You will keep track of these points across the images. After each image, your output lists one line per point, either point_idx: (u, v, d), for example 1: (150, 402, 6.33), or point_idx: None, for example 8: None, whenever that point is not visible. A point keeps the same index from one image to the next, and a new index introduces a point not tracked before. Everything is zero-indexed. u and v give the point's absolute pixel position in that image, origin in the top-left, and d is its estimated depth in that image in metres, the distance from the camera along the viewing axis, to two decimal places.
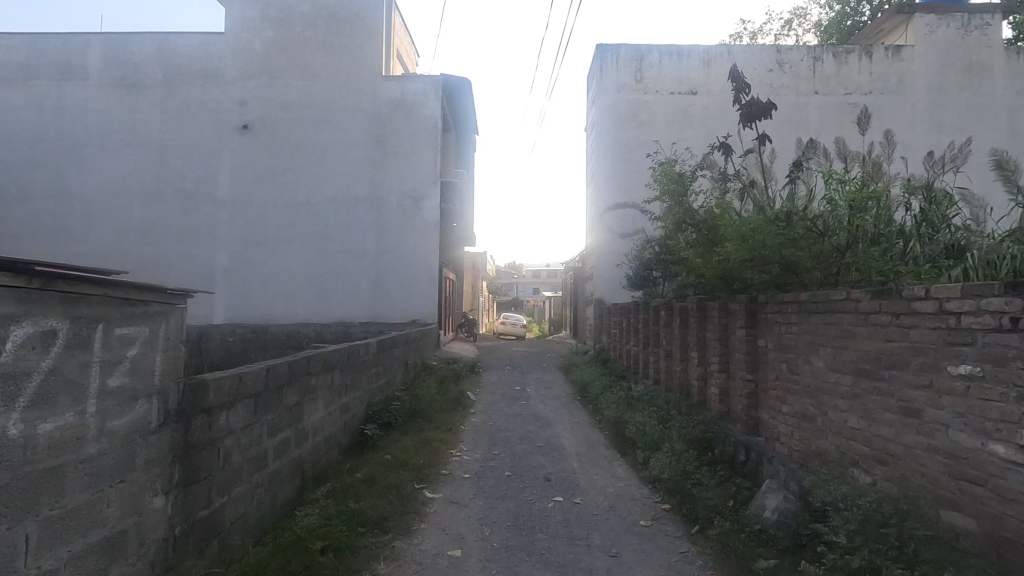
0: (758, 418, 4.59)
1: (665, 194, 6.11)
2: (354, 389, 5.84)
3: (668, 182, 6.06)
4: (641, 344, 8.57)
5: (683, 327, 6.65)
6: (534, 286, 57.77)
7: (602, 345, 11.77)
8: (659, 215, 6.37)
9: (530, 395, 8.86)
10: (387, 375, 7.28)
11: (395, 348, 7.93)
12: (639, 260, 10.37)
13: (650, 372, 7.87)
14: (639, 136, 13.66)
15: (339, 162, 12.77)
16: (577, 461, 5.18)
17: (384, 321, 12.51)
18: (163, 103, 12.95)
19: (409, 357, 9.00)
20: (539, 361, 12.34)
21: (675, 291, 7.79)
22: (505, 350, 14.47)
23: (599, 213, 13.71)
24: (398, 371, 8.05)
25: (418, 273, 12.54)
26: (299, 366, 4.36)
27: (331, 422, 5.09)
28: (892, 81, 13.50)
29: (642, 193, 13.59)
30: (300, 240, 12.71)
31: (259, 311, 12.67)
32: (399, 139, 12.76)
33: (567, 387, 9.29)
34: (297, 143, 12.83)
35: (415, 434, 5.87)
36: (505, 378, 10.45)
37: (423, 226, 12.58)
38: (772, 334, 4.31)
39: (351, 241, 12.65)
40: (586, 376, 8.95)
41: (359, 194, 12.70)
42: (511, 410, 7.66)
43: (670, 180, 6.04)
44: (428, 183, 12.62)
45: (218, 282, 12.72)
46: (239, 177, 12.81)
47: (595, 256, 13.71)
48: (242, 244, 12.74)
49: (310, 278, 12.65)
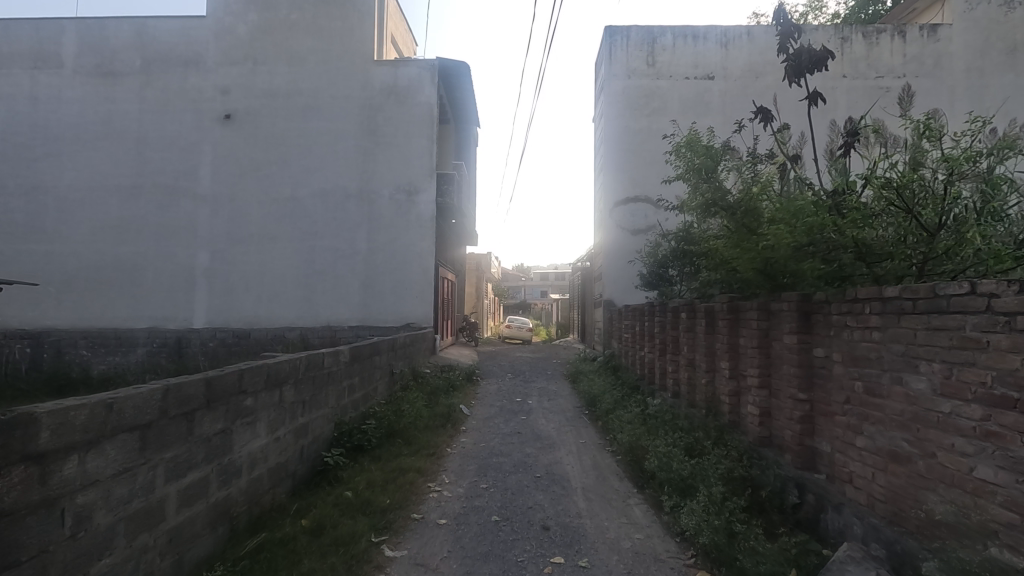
0: (818, 449, 3.57)
1: (690, 171, 5.04)
2: (317, 407, 4.88)
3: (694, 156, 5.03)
4: (657, 352, 7.54)
5: (710, 333, 5.65)
6: (541, 288, 56.96)
7: (612, 352, 10.76)
8: (682, 197, 5.30)
9: (532, 408, 7.87)
10: (364, 387, 6.32)
11: (377, 355, 6.98)
12: (654, 257, 9.35)
13: (669, 384, 6.87)
14: (652, 124, 12.65)
15: (328, 153, 11.86)
16: (583, 500, 4.18)
17: (376, 325, 11.57)
18: (141, 92, 12.11)
19: (396, 365, 8.03)
20: (543, 369, 11.35)
21: (697, 291, 6.78)
22: (507, 356, 13.47)
23: (609, 207, 12.71)
24: (381, 382, 7.09)
25: (413, 273, 11.60)
26: (225, 384, 3.39)
27: (280, 450, 4.14)
28: (928, 64, 12.43)
29: (656, 186, 12.58)
30: (286, 237, 11.80)
31: (241, 314, 11.76)
32: (392, 128, 11.84)
33: (573, 399, 8.28)
34: (282, 133, 11.94)
35: (389, 461, 4.90)
36: (505, 388, 9.47)
37: (418, 221, 11.64)
38: (838, 342, 3.28)
39: (341, 238, 11.72)
40: (595, 386, 7.94)
41: (349, 187, 11.78)
42: (509, 427, 6.67)
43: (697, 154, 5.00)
44: (424, 176, 11.72)
45: (199, 283, 11.85)
46: (221, 170, 11.95)
47: (604, 254, 12.71)
48: (225, 242, 11.87)
49: (296, 279, 11.73)
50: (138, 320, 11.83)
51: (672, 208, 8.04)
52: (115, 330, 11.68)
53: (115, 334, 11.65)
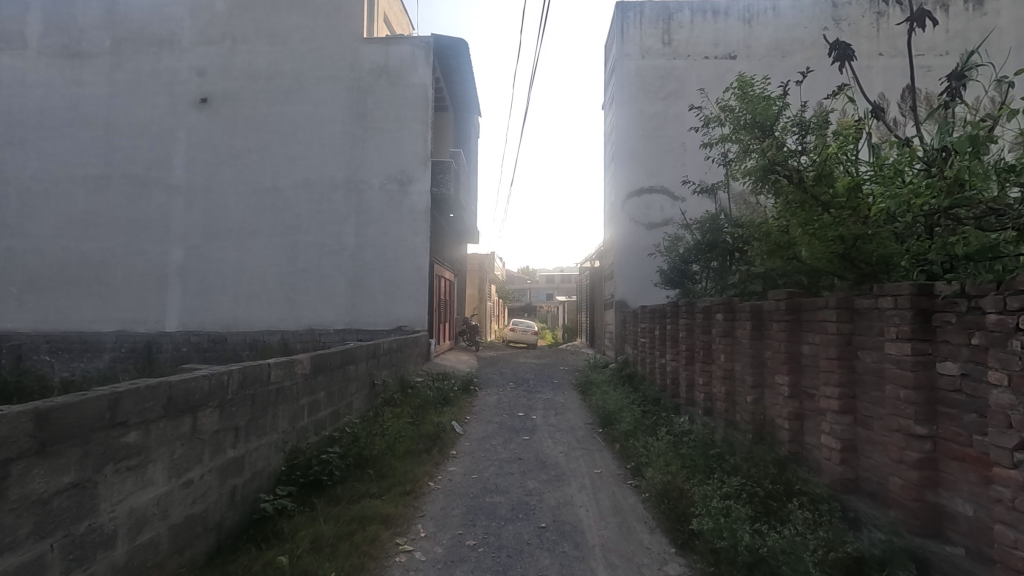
0: (953, 511, 2.47)
1: (743, 126, 3.87)
2: (261, 433, 3.84)
3: (748, 109, 3.87)
4: (683, 360, 6.42)
5: (756, 339, 4.54)
6: (547, 292, 55.98)
7: (626, 359, 9.67)
8: (730, 162, 4.13)
9: (538, 425, 6.76)
10: (334, 404, 5.26)
11: (353, 362, 5.91)
12: (673, 253, 8.25)
13: (701, 398, 5.76)
14: (668, 108, 11.56)
15: (313, 140, 10.82)
16: (606, 570, 3.07)
17: (365, 329, 10.51)
18: (111, 75, 11.12)
19: (379, 376, 6.94)
20: (548, 376, 10.27)
21: (734, 287, 5.68)
22: (510, 362, 12.37)
23: (622, 199, 11.63)
24: (358, 394, 6.03)
25: (405, 272, 10.54)
26: (82, 414, 2.31)
27: (193, 498, 3.06)
28: (974, 40, 11.28)
29: (673, 176, 11.49)
30: (267, 232, 10.75)
31: (218, 317, 10.72)
32: (384, 112, 10.79)
33: (584, 415, 7.15)
34: (263, 119, 10.91)
35: (350, 503, 3.82)
36: (507, 400, 8.35)
37: (411, 215, 10.58)
38: (999, 356, 2.17)
39: (326, 233, 10.67)
40: (609, 399, 6.82)
41: (336, 177, 10.75)
42: (509, 451, 5.56)
43: (752, 107, 3.84)
44: (417, 165, 10.66)
45: (172, 283, 10.82)
46: (197, 159, 10.93)
47: (616, 251, 11.62)
48: (200, 237, 10.83)
49: (277, 278, 10.69)
50: (105, 322, 10.80)
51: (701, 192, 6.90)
52: (80, 334, 10.65)
53: (79, 338, 10.61)
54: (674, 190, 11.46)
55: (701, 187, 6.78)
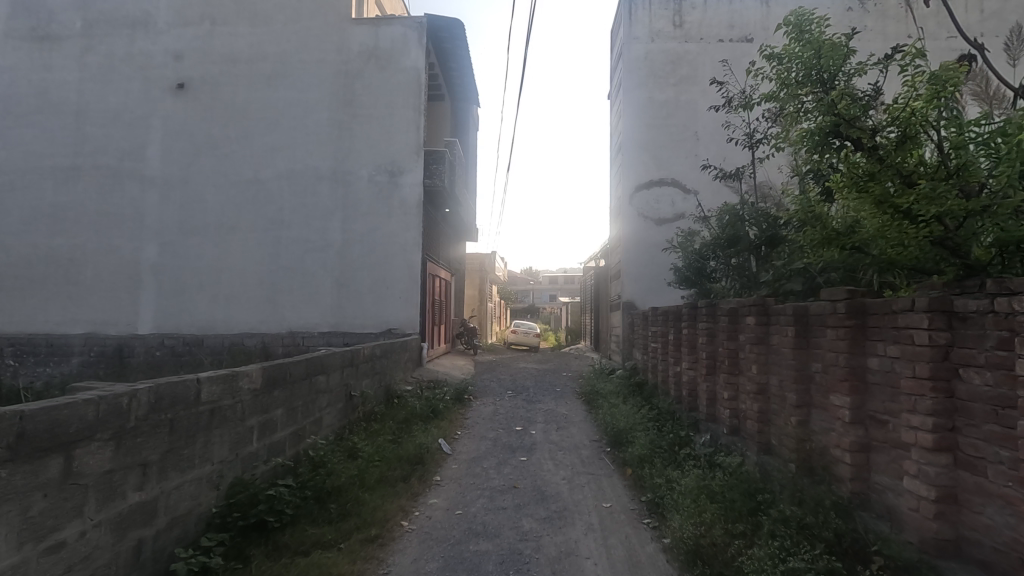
0: None
1: (800, 78, 3.06)
2: (187, 468, 3.06)
3: (807, 55, 3.04)
4: (703, 370, 5.63)
5: (801, 349, 3.74)
6: (551, 293, 55.10)
7: (636, 366, 8.87)
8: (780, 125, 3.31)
9: (538, 443, 5.94)
10: (296, 422, 4.48)
11: (323, 372, 5.13)
12: (689, 249, 7.41)
13: (727, 414, 4.96)
14: (680, 95, 10.76)
15: (298, 128, 10.06)
16: None
17: (352, 332, 9.73)
18: (82, 59, 10.38)
19: (358, 386, 6.14)
20: (550, 384, 9.47)
21: (768, 285, 4.88)
22: (509, 367, 11.59)
23: (630, 192, 10.80)
24: (330, 409, 5.25)
25: (396, 270, 9.77)
26: None
27: (67, 566, 2.27)
28: (1011, 21, 10.42)
29: (685, 167, 10.69)
30: (248, 228, 9.99)
31: (195, 319, 9.95)
32: (373, 98, 10.02)
33: (589, 430, 6.33)
34: (244, 105, 10.14)
35: (297, 557, 3.04)
36: (503, 411, 7.54)
37: (402, 209, 9.81)
38: None
39: (311, 228, 9.91)
40: (618, 413, 6.02)
41: (322, 168, 9.98)
42: (503, 478, 4.75)
43: (811, 52, 3.01)
44: (409, 154, 9.90)
45: (146, 282, 10.06)
46: (173, 149, 10.17)
47: (623, 249, 10.82)
48: (176, 233, 10.06)
49: (258, 277, 9.93)
50: (74, 324, 10.04)
51: (725, 178, 5.96)
52: (47, 336, 9.89)
53: (46, 341, 9.86)
54: (686, 183, 10.66)
55: (726, 172, 5.90)
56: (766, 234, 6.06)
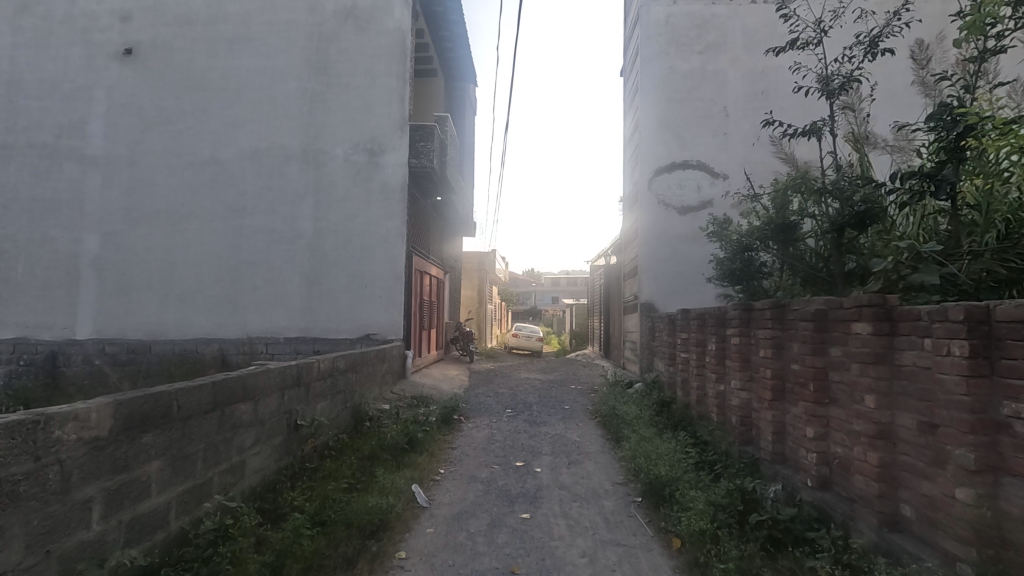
0: None
1: None
2: None
3: None
4: (767, 396, 4.19)
5: (977, 378, 2.29)
6: (552, 296, 53.82)
7: (660, 380, 7.43)
8: None
9: (544, 490, 4.46)
10: (191, 477, 3.04)
11: (251, 397, 3.71)
12: (731, 236, 5.92)
13: (815, 460, 3.51)
14: (707, 64, 9.34)
15: (263, 101, 8.64)
16: None
17: (324, 338, 8.31)
18: (14, 21, 8.94)
19: (310, 411, 4.69)
20: (557, 399, 8.04)
21: (886, 280, 3.34)
22: (509, 377, 10.15)
23: (651, 175, 9.31)
24: (260, 449, 3.81)
25: (375, 265, 8.35)
26: None
27: None
28: None
29: (712, 149, 9.27)
30: (206, 216, 8.58)
31: (142, 323, 8.50)
32: (350, 64, 8.61)
33: (610, 470, 4.88)
34: (202, 73, 8.73)
35: None
36: (501, 438, 6.06)
37: (383, 193, 8.41)
38: None
39: (277, 217, 8.49)
40: (650, 449, 4.58)
41: (290, 146, 8.58)
42: (496, 555, 3.31)
43: None
44: (392, 130, 8.51)
45: (85, 279, 8.62)
46: (118, 125, 8.75)
47: (640, 242, 9.37)
48: (121, 222, 8.63)
49: (216, 274, 8.50)
50: (1, 328, 8.60)
51: (797, 135, 4.37)
52: None
53: None
54: (714, 166, 9.24)
55: (797, 128, 4.39)
56: (853, 213, 4.26)
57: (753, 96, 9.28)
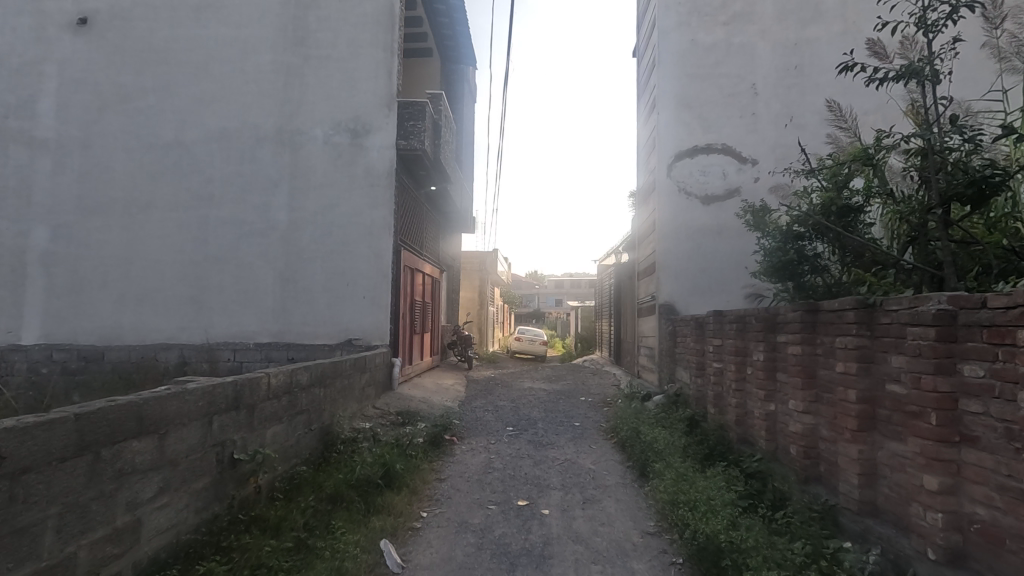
0: None
1: None
2: None
3: None
4: (851, 427, 3.15)
5: None
6: (556, 298, 52.84)
7: (687, 394, 6.40)
8: None
9: (554, 545, 3.43)
10: (31, 560, 2.03)
11: (155, 430, 2.70)
12: (781, 223, 4.88)
13: (941, 525, 2.48)
14: (733, 37, 8.33)
15: (233, 75, 7.66)
16: None
17: (300, 344, 7.31)
18: None
19: (254, 441, 3.65)
20: (566, 414, 7.02)
21: None
22: (511, 386, 9.15)
23: (672, 160, 8.27)
24: (168, 501, 2.79)
25: (358, 261, 7.35)
26: None
27: None
28: None
29: (740, 130, 8.25)
30: (168, 205, 7.59)
31: (95, 327, 7.51)
32: (331, 34, 7.62)
33: (638, 514, 3.85)
34: (165, 44, 7.75)
35: None
36: (500, 465, 5.05)
37: (368, 180, 7.42)
38: None
39: (248, 206, 7.51)
40: (692, 492, 3.55)
41: (264, 127, 7.59)
42: None
43: None
44: (378, 108, 7.52)
45: (32, 276, 7.63)
46: (72, 103, 7.77)
47: (657, 236, 8.34)
48: (74, 213, 7.65)
49: (179, 271, 7.50)
50: None
51: (892, 79, 3.30)
52: None
53: None
54: (742, 150, 8.22)
55: (889, 71, 3.33)
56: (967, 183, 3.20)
57: (785, 71, 8.24)
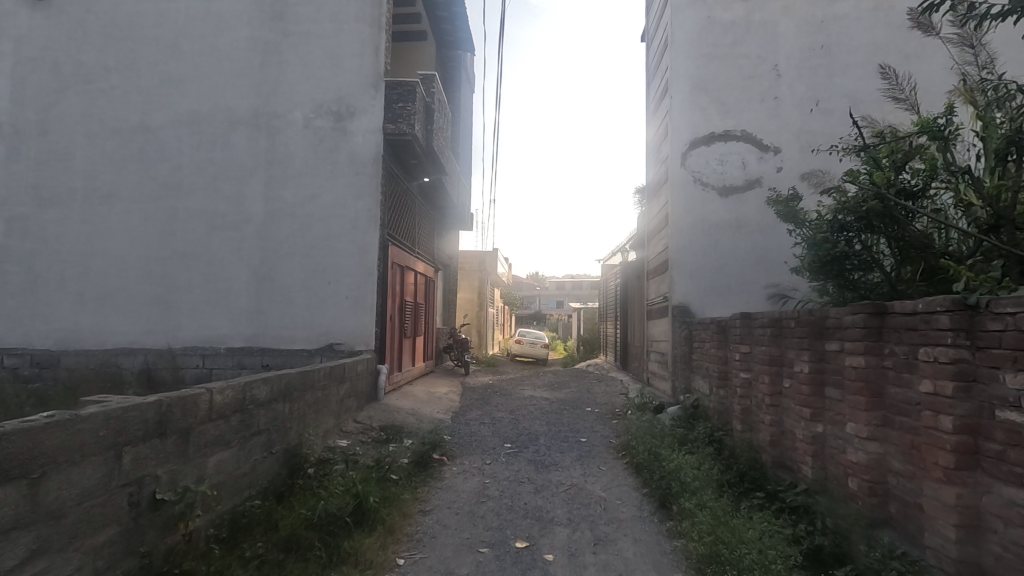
0: None
1: None
2: None
3: None
4: (946, 465, 2.44)
5: None
6: (557, 300, 52.08)
7: (707, 407, 5.66)
8: None
9: None
10: None
11: (21, 476, 2.00)
12: (823, 210, 4.16)
13: None
14: (754, 13, 7.61)
15: (205, 53, 6.97)
16: None
17: (276, 348, 6.61)
18: None
19: (188, 474, 2.94)
20: (571, 428, 6.30)
21: None
22: (510, 394, 8.43)
23: (688, 147, 7.55)
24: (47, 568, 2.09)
25: (340, 257, 6.64)
26: None
27: None
28: None
29: (761, 115, 7.54)
30: (132, 195, 6.89)
31: (51, 329, 6.81)
32: (313, 7, 6.93)
33: (663, 564, 3.14)
34: (131, 19, 7.06)
35: None
36: (495, 492, 4.33)
37: (352, 167, 6.72)
38: None
39: (220, 196, 6.81)
40: (735, 544, 2.83)
41: (238, 109, 6.89)
42: None
43: None
44: (364, 89, 6.82)
45: None
46: (29, 83, 7.08)
47: (670, 231, 7.62)
48: (30, 204, 6.96)
49: (144, 267, 6.80)
50: None
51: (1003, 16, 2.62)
52: None
53: None
54: (763, 137, 7.52)
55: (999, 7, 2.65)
56: None
57: (811, 51, 7.53)
